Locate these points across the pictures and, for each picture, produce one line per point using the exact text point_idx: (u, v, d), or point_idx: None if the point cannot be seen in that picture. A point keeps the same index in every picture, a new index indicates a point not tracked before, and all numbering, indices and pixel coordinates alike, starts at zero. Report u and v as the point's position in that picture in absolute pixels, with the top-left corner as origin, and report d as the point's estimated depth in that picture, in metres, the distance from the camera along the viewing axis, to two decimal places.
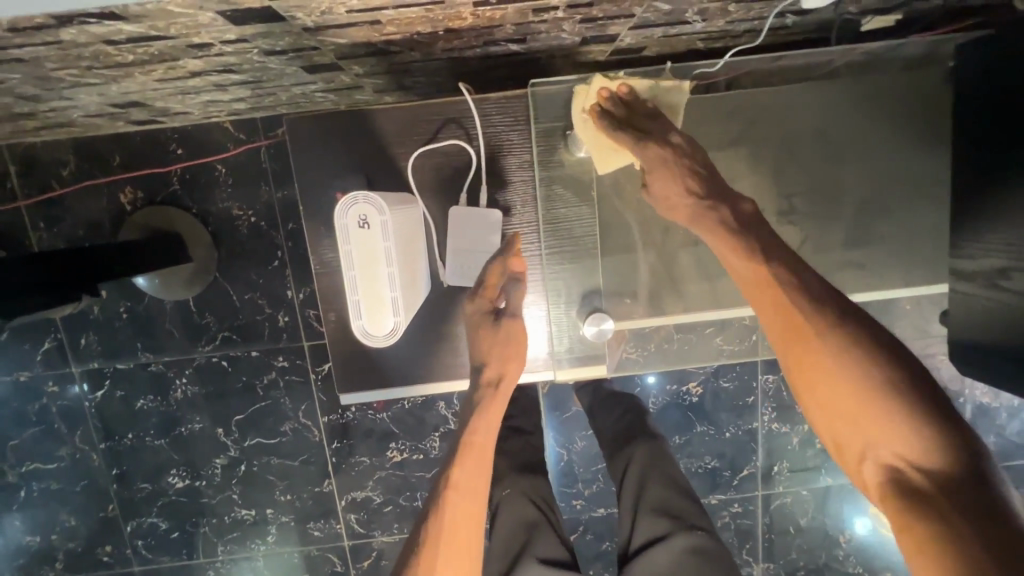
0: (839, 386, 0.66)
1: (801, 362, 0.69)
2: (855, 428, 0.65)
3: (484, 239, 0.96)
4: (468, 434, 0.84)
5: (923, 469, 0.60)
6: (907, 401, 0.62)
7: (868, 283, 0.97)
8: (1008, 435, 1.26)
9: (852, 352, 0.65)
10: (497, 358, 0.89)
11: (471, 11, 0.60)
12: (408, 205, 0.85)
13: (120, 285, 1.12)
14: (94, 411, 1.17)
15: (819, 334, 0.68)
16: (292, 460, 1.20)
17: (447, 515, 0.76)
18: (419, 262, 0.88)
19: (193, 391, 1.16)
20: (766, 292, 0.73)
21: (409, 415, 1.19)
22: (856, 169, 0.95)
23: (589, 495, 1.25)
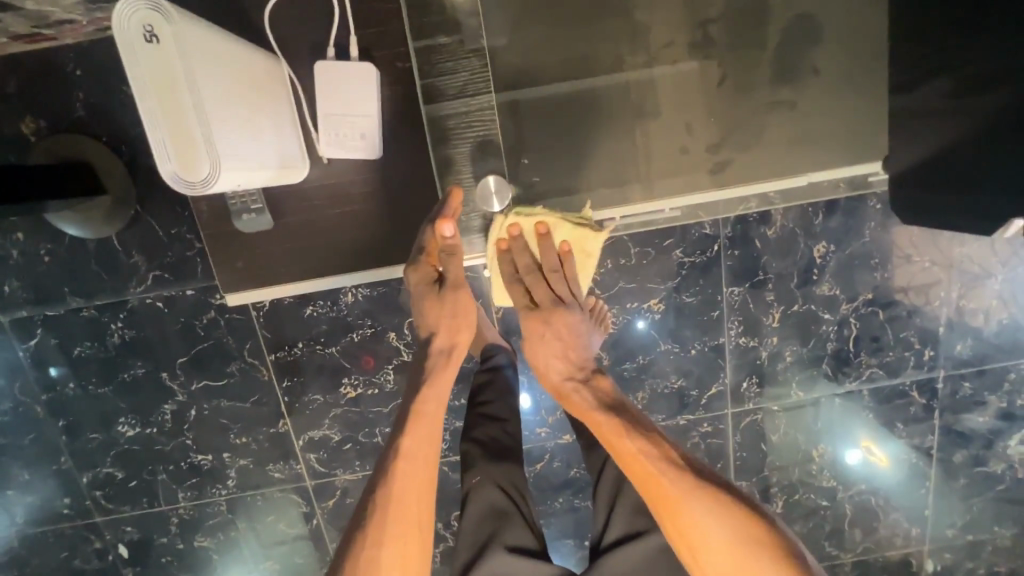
0: (689, 507, 0.72)
1: (662, 508, 0.74)
2: (699, 542, 0.71)
3: (358, 100, 0.89)
4: (418, 403, 0.84)
5: (731, 521, 0.71)
6: (677, 458, 0.78)
7: (792, 128, 0.96)
8: (986, 337, 1.21)
9: (690, 482, 0.74)
10: (445, 326, 0.90)
11: None
12: (230, 37, 0.73)
13: (37, 225, 1.05)
14: (31, 362, 1.12)
15: (672, 486, 0.74)
16: (243, 402, 1.17)
17: (396, 485, 0.76)
18: (264, 111, 0.78)
19: (131, 335, 1.11)
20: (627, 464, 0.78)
21: (359, 349, 1.14)
22: (785, 42, 0.93)
23: (553, 423, 1.22)
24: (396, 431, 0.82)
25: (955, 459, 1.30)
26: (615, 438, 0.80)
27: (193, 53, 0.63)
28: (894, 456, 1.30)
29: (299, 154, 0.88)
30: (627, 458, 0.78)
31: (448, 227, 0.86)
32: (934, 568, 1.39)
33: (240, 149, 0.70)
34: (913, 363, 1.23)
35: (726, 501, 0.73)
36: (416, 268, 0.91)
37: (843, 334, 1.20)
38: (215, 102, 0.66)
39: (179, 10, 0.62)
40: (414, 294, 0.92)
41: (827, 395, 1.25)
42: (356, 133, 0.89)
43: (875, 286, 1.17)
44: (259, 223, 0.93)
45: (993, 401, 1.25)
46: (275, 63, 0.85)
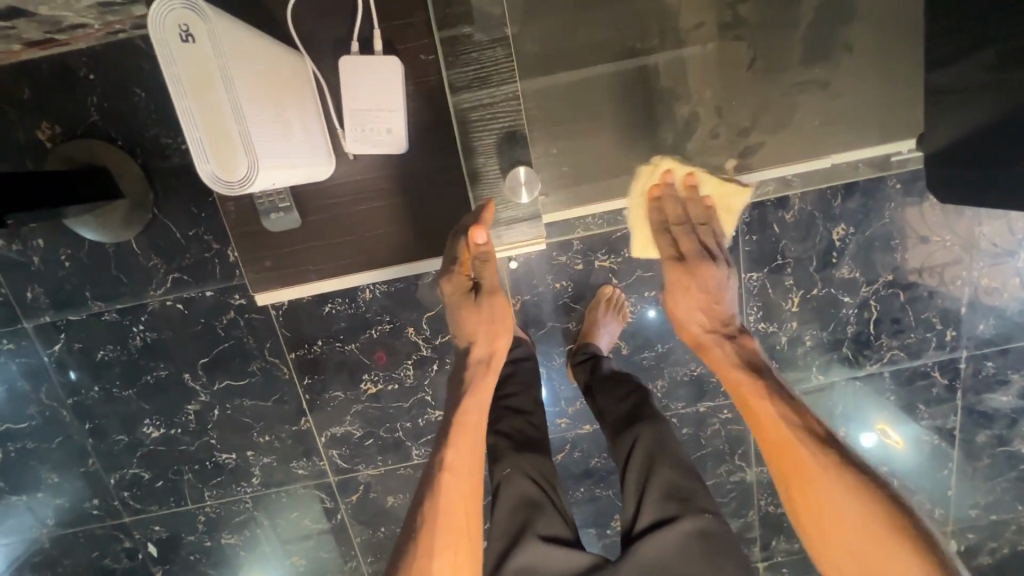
0: (830, 492, 0.70)
1: (788, 474, 0.74)
2: (844, 539, 0.69)
3: (384, 95, 0.88)
4: (460, 415, 0.85)
5: (883, 529, 0.67)
6: (818, 428, 0.76)
7: (822, 108, 0.94)
8: (1009, 316, 1.20)
9: (831, 456, 0.72)
10: (483, 333, 0.91)
11: None
12: (257, 32, 0.73)
13: (57, 231, 1.06)
14: (55, 367, 1.13)
15: (818, 467, 0.72)
16: (264, 401, 1.18)
17: (444, 496, 0.78)
18: (290, 106, 0.77)
19: (152, 338, 1.12)
20: (779, 441, 0.76)
21: (379, 345, 1.15)
22: (814, 21, 0.91)
23: (573, 414, 1.22)
24: (439, 444, 0.83)
25: (977, 440, 1.29)
26: (761, 403, 0.79)
27: (228, 47, 0.63)
28: (910, 439, 1.30)
29: (325, 146, 0.88)
30: (769, 425, 0.78)
31: (480, 235, 0.89)
32: (957, 549, 1.39)
33: (274, 144, 0.70)
34: (935, 345, 1.22)
35: (865, 482, 0.70)
36: (450, 281, 0.91)
37: (864, 317, 1.19)
38: (248, 95, 0.65)
39: (212, 6, 0.62)
40: (452, 306, 0.93)
41: (847, 378, 1.24)
42: (383, 127, 0.89)
43: (896, 268, 1.16)
44: (288, 221, 0.93)
45: (1017, 380, 1.24)
46: (298, 58, 0.84)
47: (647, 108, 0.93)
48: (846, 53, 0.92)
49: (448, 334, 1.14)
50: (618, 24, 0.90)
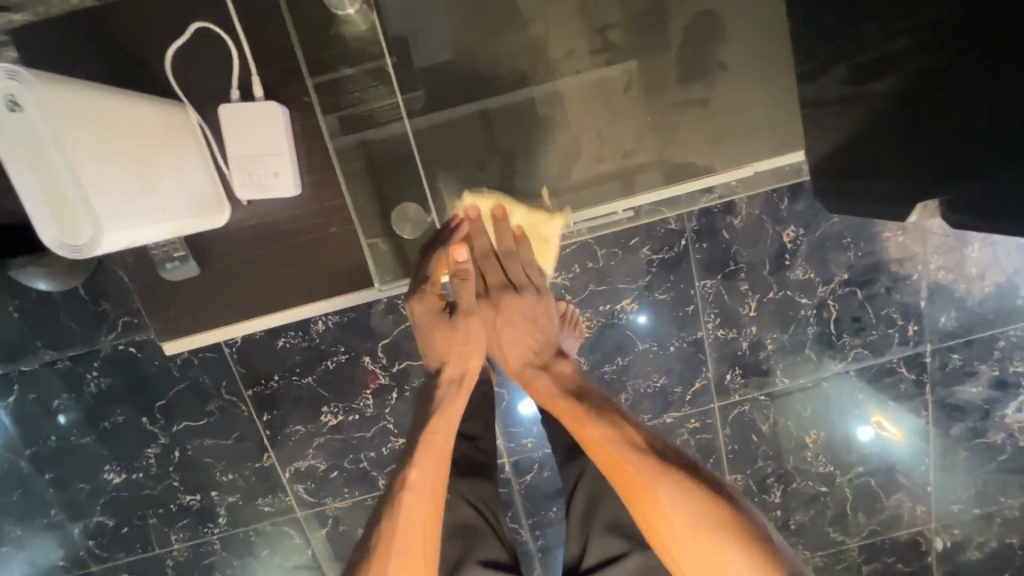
0: (671, 509, 0.75)
1: (634, 492, 0.77)
2: (686, 552, 0.74)
3: (273, 142, 0.84)
4: (426, 434, 0.85)
5: (716, 539, 0.73)
6: (648, 443, 0.81)
7: (716, 128, 0.90)
8: (970, 307, 1.19)
9: (659, 465, 0.77)
10: (456, 353, 0.90)
11: None
12: (128, 95, 0.72)
13: (5, 283, 1.06)
14: (11, 418, 1.12)
15: (650, 485, 0.76)
16: (225, 439, 1.16)
17: (401, 515, 0.78)
18: (173, 166, 0.76)
19: (107, 383, 1.11)
20: (603, 453, 0.80)
21: (336, 376, 1.14)
22: (719, 33, 0.87)
23: (538, 433, 1.21)
24: (404, 463, 0.83)
25: (952, 434, 1.27)
26: (592, 437, 0.81)
27: (65, 119, 0.62)
28: (910, 431, 1.27)
29: (222, 192, 0.85)
30: (600, 451, 0.80)
31: (458, 253, 0.86)
32: (945, 545, 1.36)
33: (134, 209, 0.70)
34: (898, 340, 1.21)
35: (697, 489, 0.76)
36: (423, 301, 0.90)
37: (824, 317, 1.18)
38: (97, 162, 0.64)
39: (47, 76, 0.62)
40: (424, 325, 0.91)
41: (813, 379, 1.23)
42: (269, 170, 0.84)
43: (850, 266, 1.15)
44: (186, 270, 0.89)
45: (984, 370, 1.23)
46: (185, 110, 0.81)
47: (530, 134, 0.89)
48: (742, 66, 0.88)
49: (404, 361, 1.13)
50: (506, 51, 0.87)
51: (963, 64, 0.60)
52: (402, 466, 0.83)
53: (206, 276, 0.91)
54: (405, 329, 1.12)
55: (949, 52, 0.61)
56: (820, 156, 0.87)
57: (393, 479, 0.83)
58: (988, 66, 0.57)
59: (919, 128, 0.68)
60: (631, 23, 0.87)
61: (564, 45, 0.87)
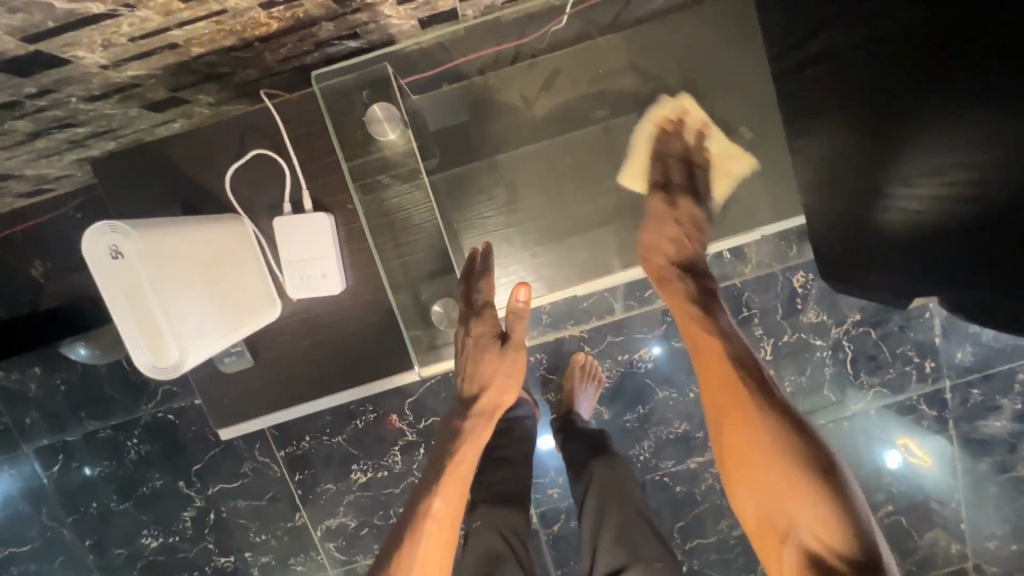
0: (763, 443, 0.66)
1: (730, 416, 0.70)
2: (761, 483, 0.65)
3: (324, 245, 0.83)
4: (453, 460, 0.79)
5: (803, 488, 0.62)
6: (767, 386, 0.71)
7: (725, 217, 0.91)
8: (984, 341, 1.20)
9: (787, 433, 0.66)
10: (500, 382, 0.84)
11: (265, 14, 0.58)
12: (196, 227, 0.69)
13: (54, 358, 1.12)
14: (54, 487, 1.16)
15: (757, 408, 0.68)
16: (259, 500, 1.19)
17: (420, 545, 0.72)
18: (228, 282, 0.72)
19: (146, 450, 1.16)
20: (715, 365, 0.74)
21: (365, 435, 1.17)
22: (715, 103, 0.91)
23: (563, 483, 1.22)
24: (426, 489, 0.77)
25: (980, 469, 1.26)
26: (705, 340, 0.76)
27: (159, 257, 0.59)
28: (936, 453, 1.25)
29: (274, 288, 0.84)
30: (708, 351, 0.75)
31: (523, 292, 0.85)
32: None
33: (209, 338, 0.66)
34: (916, 378, 1.22)
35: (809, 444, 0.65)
36: (483, 321, 0.84)
37: (839, 357, 1.20)
38: (177, 294, 0.60)
39: (150, 227, 0.59)
40: (475, 351, 0.83)
41: (834, 419, 1.24)
42: (317, 272, 0.83)
43: (862, 307, 1.18)
44: (241, 363, 0.87)
45: (1007, 404, 1.23)
46: (241, 223, 0.81)
47: (536, 205, 0.93)
48: (740, 133, 0.91)
49: (430, 418, 1.17)
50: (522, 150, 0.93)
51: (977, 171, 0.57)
52: (422, 494, 0.77)
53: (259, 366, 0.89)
54: (431, 386, 1.15)
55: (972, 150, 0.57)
56: (808, 205, 0.80)
57: (412, 506, 0.77)
58: (1007, 185, 0.54)
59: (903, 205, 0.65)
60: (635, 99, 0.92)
61: (576, 125, 0.92)
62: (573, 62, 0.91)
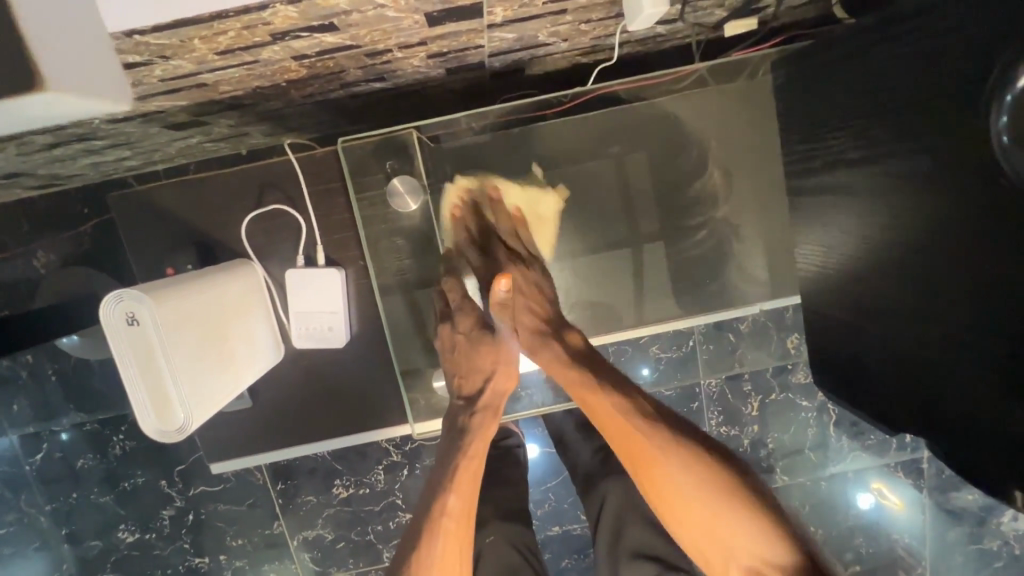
0: (675, 473, 0.64)
1: (634, 460, 0.67)
2: (677, 516, 0.65)
3: (332, 299, 0.91)
4: (462, 459, 0.72)
5: (728, 506, 0.62)
6: (648, 405, 0.70)
7: (724, 293, 0.97)
8: None
9: (692, 455, 0.65)
10: (501, 373, 0.78)
11: (297, 63, 0.58)
12: (208, 280, 0.72)
13: (48, 348, 1.11)
14: (35, 474, 1.17)
15: (648, 443, 0.66)
16: (239, 505, 1.20)
17: (438, 549, 0.66)
18: (235, 333, 0.75)
19: (131, 447, 1.16)
20: (597, 403, 0.70)
21: (351, 451, 1.18)
22: (732, 178, 0.91)
23: (544, 514, 1.19)
24: (437, 490, 0.71)
25: (948, 538, 1.27)
26: (579, 377, 0.73)
27: (175, 319, 0.62)
28: (910, 500, 1.27)
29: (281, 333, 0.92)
30: (570, 382, 0.74)
31: (507, 278, 0.84)
32: None
33: (219, 391, 0.69)
34: (895, 445, 1.25)
35: (703, 458, 0.65)
36: (468, 313, 0.83)
37: (823, 419, 1.22)
38: (189, 354, 0.64)
39: (162, 291, 0.62)
40: (466, 341, 0.81)
41: (812, 477, 1.26)
42: (325, 326, 0.91)
43: None
44: (238, 402, 0.94)
45: None
46: (253, 267, 0.85)
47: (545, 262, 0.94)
48: (751, 216, 0.93)
49: (417, 441, 1.18)
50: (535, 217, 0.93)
51: (948, 318, 0.60)
52: (437, 491, 0.71)
53: (255, 404, 0.97)
54: None
55: (950, 319, 0.59)
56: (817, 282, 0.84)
57: (426, 505, 0.70)
58: (982, 326, 0.56)
59: (886, 309, 0.69)
60: (659, 167, 0.91)
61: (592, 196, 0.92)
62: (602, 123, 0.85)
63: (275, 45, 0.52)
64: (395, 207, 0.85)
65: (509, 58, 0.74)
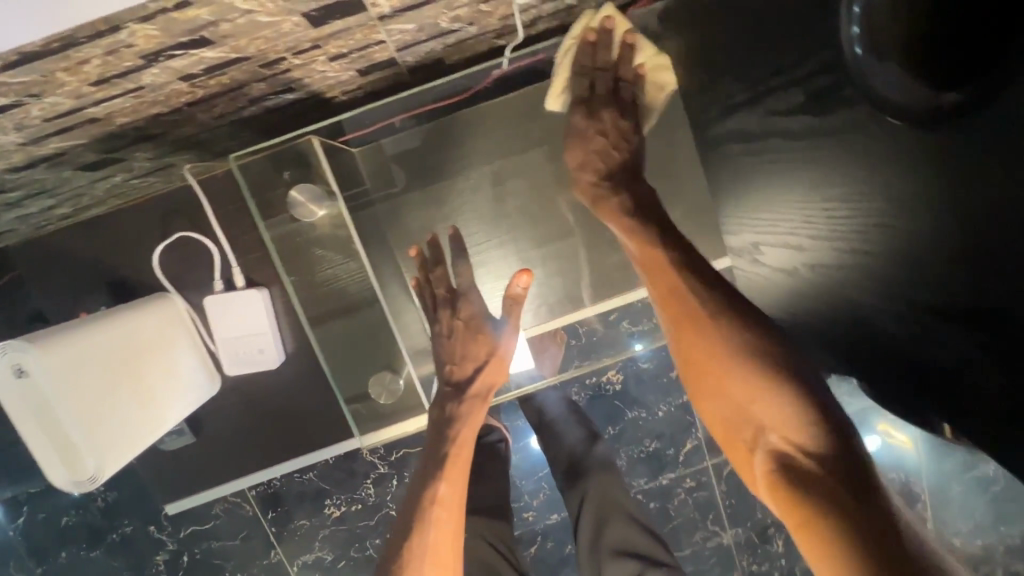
0: (717, 351, 0.66)
1: (681, 324, 0.69)
2: (720, 398, 0.67)
3: (257, 322, 0.91)
4: (454, 447, 0.77)
5: (762, 380, 0.63)
6: (702, 282, 0.69)
7: None
8: None
9: (746, 340, 0.65)
10: (490, 368, 0.86)
11: (188, 84, 0.56)
12: (118, 325, 0.73)
13: None
14: (22, 538, 1.15)
15: (705, 316, 0.67)
16: (232, 539, 1.18)
17: (430, 534, 0.69)
18: (152, 376, 0.76)
19: (113, 497, 1.14)
20: (658, 279, 0.72)
21: (337, 470, 1.17)
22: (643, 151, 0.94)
23: (538, 504, 1.17)
24: (430, 476, 0.74)
25: (946, 467, 1.21)
26: (658, 262, 0.72)
27: (68, 367, 0.62)
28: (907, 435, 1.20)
29: (212, 363, 0.92)
30: (654, 263, 0.73)
31: (525, 278, 0.89)
32: None
33: (131, 435, 0.70)
34: None
35: (741, 324, 0.66)
36: (470, 301, 0.89)
37: None
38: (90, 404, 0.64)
39: (52, 338, 0.63)
40: (461, 331, 0.87)
41: None
42: (255, 348, 0.91)
43: None
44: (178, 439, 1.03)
45: None
46: (174, 302, 0.85)
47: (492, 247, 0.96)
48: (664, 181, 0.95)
49: (402, 449, 1.17)
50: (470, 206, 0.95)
51: None
52: (427, 480, 0.74)
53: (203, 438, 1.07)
54: None
55: None
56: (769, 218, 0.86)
57: (414, 495, 0.73)
58: None
59: None
60: None
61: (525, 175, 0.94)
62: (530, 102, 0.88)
63: (152, 67, 0.50)
64: (297, 216, 0.81)
65: (422, 49, 0.72)
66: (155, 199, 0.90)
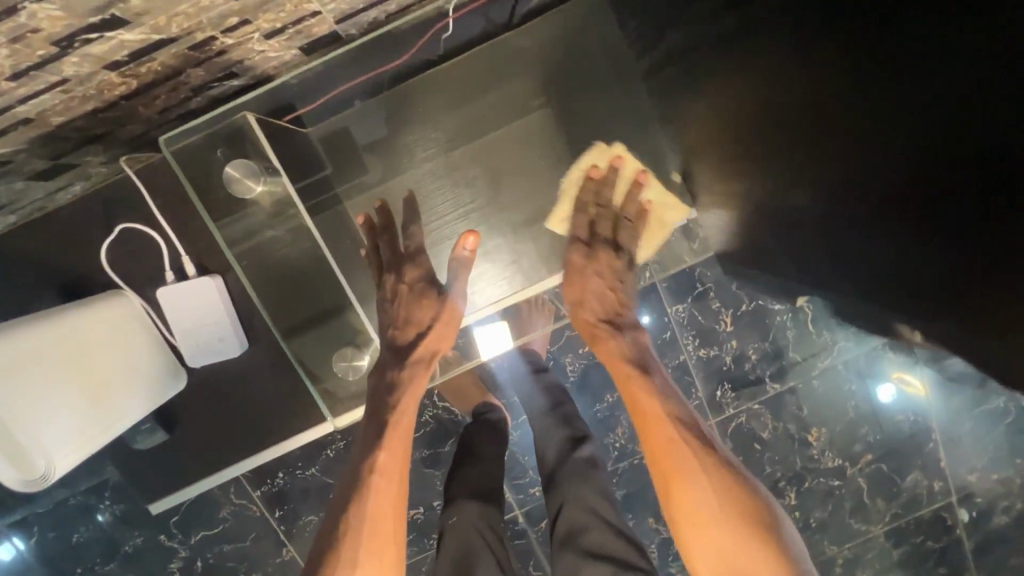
0: (698, 491, 0.61)
1: (664, 478, 0.63)
2: (714, 548, 0.59)
3: (213, 310, 0.89)
4: (394, 414, 0.72)
5: (748, 541, 0.57)
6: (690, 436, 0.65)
7: None
8: None
9: (736, 507, 0.59)
10: (438, 332, 0.81)
11: (118, 74, 0.55)
12: (55, 319, 0.73)
13: None
14: (36, 559, 1.16)
15: (692, 474, 0.61)
16: (243, 541, 1.19)
17: (371, 501, 0.64)
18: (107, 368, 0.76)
19: (120, 509, 1.15)
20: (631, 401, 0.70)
21: (338, 463, 1.16)
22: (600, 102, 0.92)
23: (544, 479, 1.16)
24: (369, 446, 0.69)
25: (952, 405, 1.15)
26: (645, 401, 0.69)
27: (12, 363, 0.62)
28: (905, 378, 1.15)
29: (173, 356, 0.91)
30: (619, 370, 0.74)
31: (473, 239, 0.87)
32: (971, 517, 1.18)
33: (83, 427, 0.71)
34: None
35: (721, 475, 0.62)
36: (417, 266, 0.86)
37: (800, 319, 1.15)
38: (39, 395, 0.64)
39: None
40: (406, 295, 0.83)
41: (802, 379, 1.17)
42: (213, 337, 0.89)
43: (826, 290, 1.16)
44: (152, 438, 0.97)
45: None
46: (127, 297, 0.85)
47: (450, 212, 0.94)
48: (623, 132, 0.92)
49: None
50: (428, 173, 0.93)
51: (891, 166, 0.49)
52: (366, 451, 0.69)
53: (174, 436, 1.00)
54: None
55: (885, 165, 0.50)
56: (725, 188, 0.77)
57: (355, 466, 0.69)
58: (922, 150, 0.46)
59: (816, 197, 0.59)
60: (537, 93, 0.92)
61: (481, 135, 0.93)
62: (478, 61, 0.90)
63: (70, 55, 0.49)
64: (240, 193, 0.79)
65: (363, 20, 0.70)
66: (107, 204, 0.87)
